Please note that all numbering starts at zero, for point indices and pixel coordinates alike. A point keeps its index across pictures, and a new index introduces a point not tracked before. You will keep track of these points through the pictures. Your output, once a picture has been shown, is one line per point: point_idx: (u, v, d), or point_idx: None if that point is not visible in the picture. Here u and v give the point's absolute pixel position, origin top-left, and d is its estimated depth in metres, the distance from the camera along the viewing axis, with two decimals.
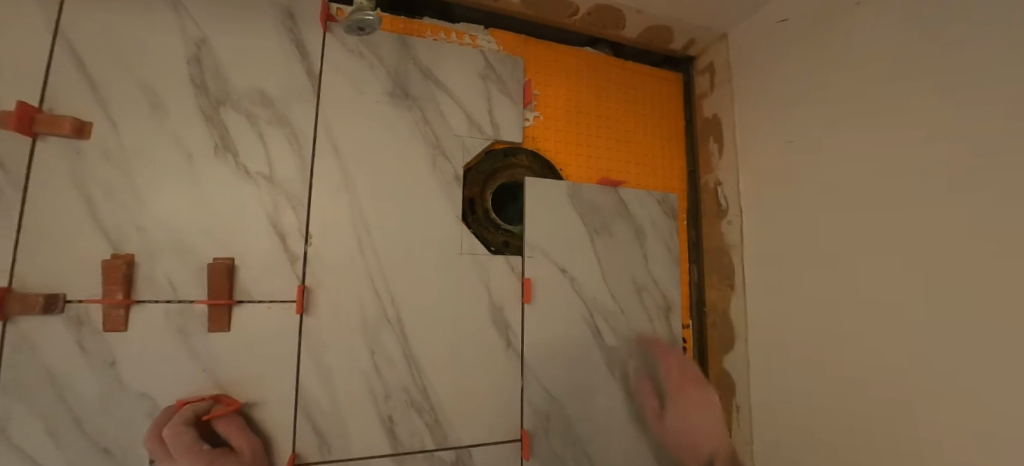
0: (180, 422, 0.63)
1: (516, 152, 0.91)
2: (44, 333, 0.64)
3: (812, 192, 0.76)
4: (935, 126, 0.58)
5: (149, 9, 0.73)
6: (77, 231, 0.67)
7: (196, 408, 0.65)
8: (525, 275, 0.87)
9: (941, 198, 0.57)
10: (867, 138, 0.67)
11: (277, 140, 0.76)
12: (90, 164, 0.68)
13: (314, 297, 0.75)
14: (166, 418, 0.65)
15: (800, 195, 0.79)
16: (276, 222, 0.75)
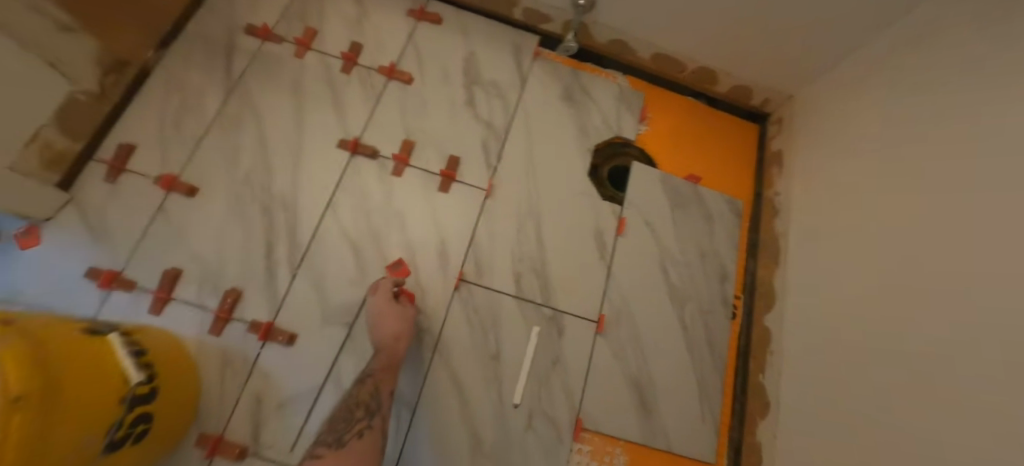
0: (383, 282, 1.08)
1: (628, 146, 1.39)
2: (366, 167, 1.22)
3: (838, 183, 1.13)
4: (903, 125, 0.96)
5: (453, 35, 1.41)
6: (393, 125, 1.28)
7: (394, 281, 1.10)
8: (621, 216, 1.29)
9: (905, 164, 0.93)
10: (870, 141, 1.05)
11: (497, 105, 1.34)
12: (407, 96, 1.31)
13: (496, 190, 1.25)
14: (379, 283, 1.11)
15: (830, 188, 1.15)
16: (485, 145, 1.29)
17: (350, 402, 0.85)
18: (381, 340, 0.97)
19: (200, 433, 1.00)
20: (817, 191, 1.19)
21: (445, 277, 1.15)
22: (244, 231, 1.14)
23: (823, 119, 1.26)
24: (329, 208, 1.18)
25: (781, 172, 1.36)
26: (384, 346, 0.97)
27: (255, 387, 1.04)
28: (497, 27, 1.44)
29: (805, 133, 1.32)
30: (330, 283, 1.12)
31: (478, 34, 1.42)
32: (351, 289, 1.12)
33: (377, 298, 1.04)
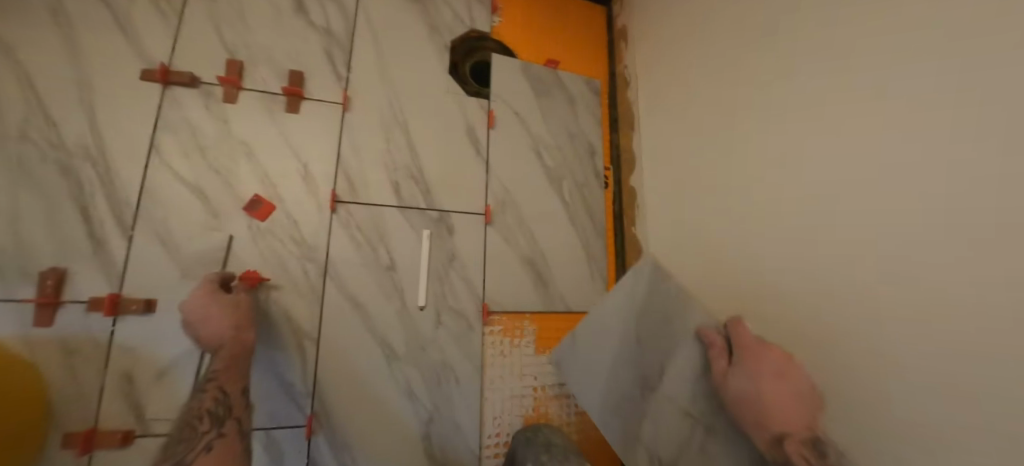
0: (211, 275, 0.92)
1: (485, 39, 1.36)
2: (187, 98, 1.04)
3: (680, 48, 1.28)
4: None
5: None
6: (208, 44, 1.08)
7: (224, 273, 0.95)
8: (489, 110, 1.29)
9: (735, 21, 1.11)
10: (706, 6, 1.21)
11: (332, 8, 1.20)
12: (218, 7, 1.11)
13: (353, 101, 1.16)
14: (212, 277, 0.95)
15: (674, 53, 1.31)
16: (330, 55, 1.17)
17: (188, 416, 0.76)
18: (220, 337, 0.84)
19: (65, 432, 0.87)
20: (659, 70, 1.36)
21: (319, 203, 1.08)
22: (42, 199, 0.92)
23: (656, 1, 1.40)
24: (153, 153, 1.00)
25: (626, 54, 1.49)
26: (226, 341, 0.84)
27: (122, 365, 0.92)
28: None
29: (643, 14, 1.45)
30: (182, 235, 0.98)
31: None
32: (209, 235, 1.00)
33: (197, 295, 0.88)
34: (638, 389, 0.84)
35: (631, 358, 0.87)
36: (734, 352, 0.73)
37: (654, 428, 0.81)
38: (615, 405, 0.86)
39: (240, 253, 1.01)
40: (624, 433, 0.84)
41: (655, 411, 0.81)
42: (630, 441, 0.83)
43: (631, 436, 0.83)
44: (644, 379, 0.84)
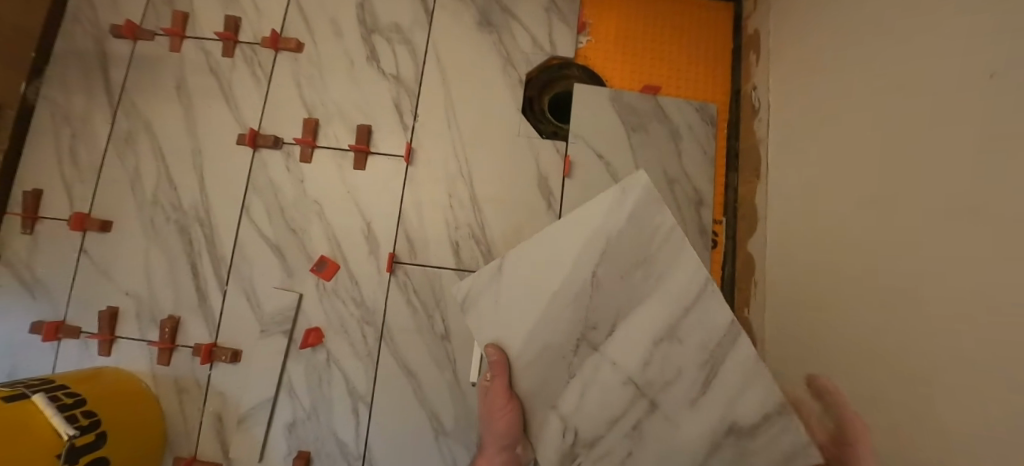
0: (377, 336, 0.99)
1: (568, 66, 1.17)
2: (271, 159, 1.11)
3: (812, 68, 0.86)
4: None
5: None
6: (291, 105, 1.13)
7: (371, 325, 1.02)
8: (566, 155, 1.10)
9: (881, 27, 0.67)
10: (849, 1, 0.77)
11: (403, 53, 1.15)
12: (301, 66, 1.14)
13: (417, 154, 1.10)
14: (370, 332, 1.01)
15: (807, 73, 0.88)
16: (397, 104, 1.12)
17: None
18: None
19: (176, 456, 1.03)
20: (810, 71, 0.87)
21: (379, 263, 1.06)
22: (166, 255, 1.09)
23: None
24: (243, 212, 1.09)
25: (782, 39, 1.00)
26: None
27: (214, 406, 1.04)
28: None
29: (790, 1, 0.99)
30: (261, 291, 1.06)
31: None
32: (282, 294, 1.05)
33: None
34: (571, 343, 0.65)
35: (577, 313, 0.65)
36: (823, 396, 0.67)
37: (578, 398, 0.66)
38: (542, 355, 0.68)
39: (308, 312, 1.05)
40: (533, 390, 0.69)
41: (584, 382, 0.66)
42: (541, 400, 0.69)
43: (545, 392, 0.69)
44: (586, 329, 0.65)
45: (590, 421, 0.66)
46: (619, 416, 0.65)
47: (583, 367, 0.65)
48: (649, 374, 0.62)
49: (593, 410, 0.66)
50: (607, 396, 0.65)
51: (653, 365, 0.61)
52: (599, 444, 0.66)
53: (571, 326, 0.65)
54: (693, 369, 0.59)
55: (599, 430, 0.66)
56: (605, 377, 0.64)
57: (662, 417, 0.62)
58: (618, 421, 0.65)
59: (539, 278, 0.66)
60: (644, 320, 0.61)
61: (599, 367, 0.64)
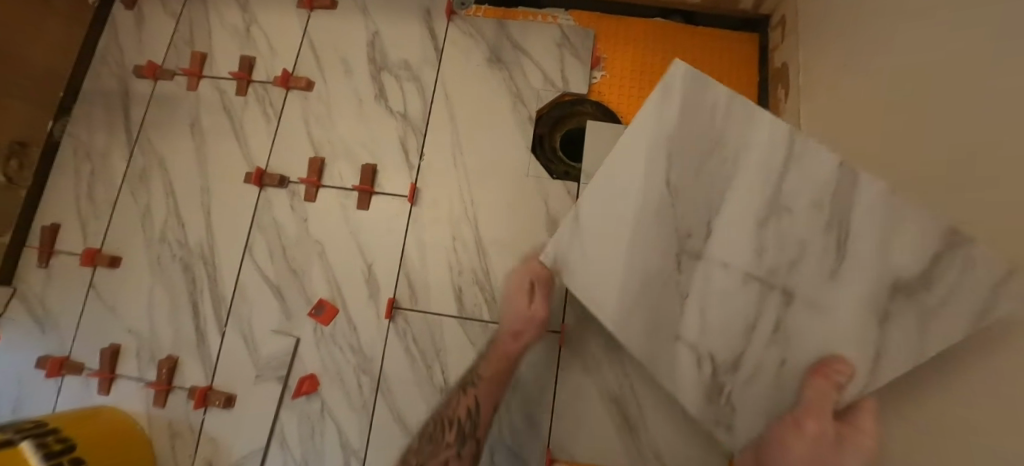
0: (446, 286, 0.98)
1: (581, 103, 1.11)
2: (276, 198, 1.09)
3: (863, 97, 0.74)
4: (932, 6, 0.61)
5: (352, 19, 1.20)
6: (298, 142, 1.12)
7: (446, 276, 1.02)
8: (576, 197, 1.04)
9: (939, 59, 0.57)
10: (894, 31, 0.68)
11: (411, 90, 1.13)
12: (311, 104, 1.14)
13: (421, 195, 1.06)
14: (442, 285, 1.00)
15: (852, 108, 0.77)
16: (404, 142, 1.09)
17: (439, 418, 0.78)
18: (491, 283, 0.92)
19: None
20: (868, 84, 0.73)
21: (379, 309, 1.02)
22: (169, 293, 1.08)
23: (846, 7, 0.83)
24: (246, 251, 1.08)
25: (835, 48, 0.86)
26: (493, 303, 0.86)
27: (205, 454, 1.00)
28: None
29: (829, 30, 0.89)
30: (259, 334, 1.03)
31: (379, 8, 1.20)
32: (280, 338, 1.02)
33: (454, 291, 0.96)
34: (672, 258, 0.67)
35: (666, 222, 0.66)
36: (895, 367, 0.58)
37: (703, 311, 0.67)
38: (655, 291, 0.68)
39: (305, 358, 1.01)
40: (650, 327, 0.69)
41: (698, 254, 0.66)
42: (663, 334, 0.69)
43: (665, 323, 0.68)
44: (682, 239, 0.66)
45: (726, 342, 0.67)
46: (750, 332, 0.65)
47: (695, 278, 0.67)
48: (768, 264, 0.63)
49: (720, 328, 0.67)
50: (730, 297, 0.66)
51: (769, 251, 0.63)
52: (744, 361, 0.66)
53: (672, 238, 0.66)
54: (815, 248, 0.60)
55: (733, 350, 0.66)
56: (722, 278, 0.66)
57: (788, 318, 0.63)
58: (750, 330, 0.65)
59: (614, 210, 0.66)
60: (744, 203, 0.63)
61: (713, 278, 0.66)
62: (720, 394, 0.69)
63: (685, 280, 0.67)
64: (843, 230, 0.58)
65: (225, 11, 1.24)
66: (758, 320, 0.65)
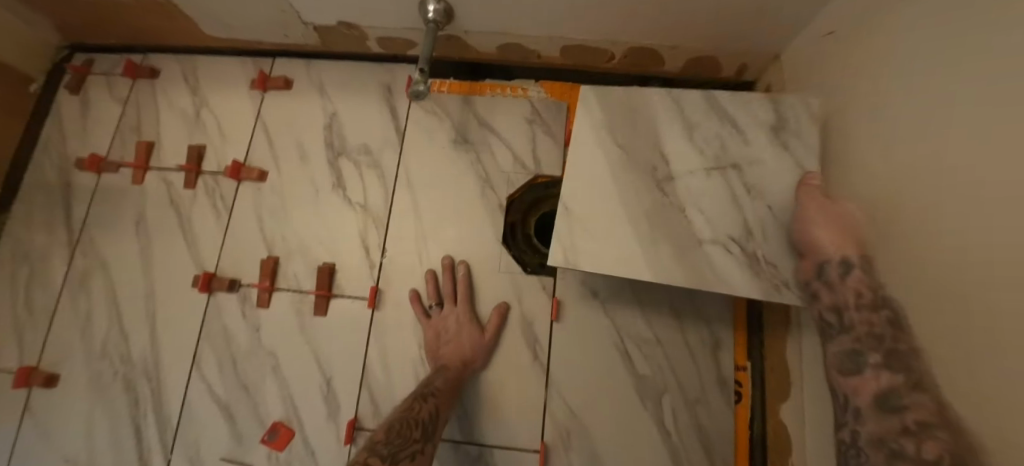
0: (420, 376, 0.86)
1: (557, 184, 1.01)
2: (227, 303, 1.00)
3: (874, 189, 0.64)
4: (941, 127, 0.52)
5: (307, 99, 1.11)
6: (249, 239, 1.03)
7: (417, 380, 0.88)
8: (554, 295, 0.95)
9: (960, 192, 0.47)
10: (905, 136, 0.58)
11: (371, 177, 1.04)
12: (263, 195, 1.05)
13: (383, 296, 0.97)
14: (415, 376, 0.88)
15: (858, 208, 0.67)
16: (364, 236, 1.00)
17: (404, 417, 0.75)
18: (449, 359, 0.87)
19: None
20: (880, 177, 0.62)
21: (339, 430, 0.91)
22: (110, 415, 0.98)
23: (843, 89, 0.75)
24: (194, 364, 0.98)
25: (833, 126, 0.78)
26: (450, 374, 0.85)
27: None
28: (358, 69, 1.12)
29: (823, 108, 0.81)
30: (206, 462, 0.93)
31: (336, 86, 1.11)
32: None
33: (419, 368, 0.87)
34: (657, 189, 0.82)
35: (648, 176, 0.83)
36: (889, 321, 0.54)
37: (693, 201, 0.81)
38: (653, 218, 0.80)
39: None
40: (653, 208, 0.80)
41: (653, 114, 0.87)
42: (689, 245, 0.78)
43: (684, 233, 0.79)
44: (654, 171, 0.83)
45: (728, 217, 0.79)
46: (733, 189, 0.81)
47: (679, 195, 0.81)
48: (711, 156, 0.83)
49: (719, 215, 0.79)
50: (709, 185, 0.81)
51: (706, 148, 0.83)
52: (751, 227, 0.78)
53: (655, 162, 0.84)
54: (732, 141, 0.83)
55: (735, 196, 0.80)
56: (678, 158, 0.84)
57: (768, 143, 0.81)
58: (701, 166, 0.83)
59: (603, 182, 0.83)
60: (694, 103, 0.87)
61: (688, 183, 0.82)
62: (759, 260, 0.76)
63: (642, 128, 0.86)
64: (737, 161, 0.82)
65: (174, 95, 1.16)
66: (715, 158, 0.83)
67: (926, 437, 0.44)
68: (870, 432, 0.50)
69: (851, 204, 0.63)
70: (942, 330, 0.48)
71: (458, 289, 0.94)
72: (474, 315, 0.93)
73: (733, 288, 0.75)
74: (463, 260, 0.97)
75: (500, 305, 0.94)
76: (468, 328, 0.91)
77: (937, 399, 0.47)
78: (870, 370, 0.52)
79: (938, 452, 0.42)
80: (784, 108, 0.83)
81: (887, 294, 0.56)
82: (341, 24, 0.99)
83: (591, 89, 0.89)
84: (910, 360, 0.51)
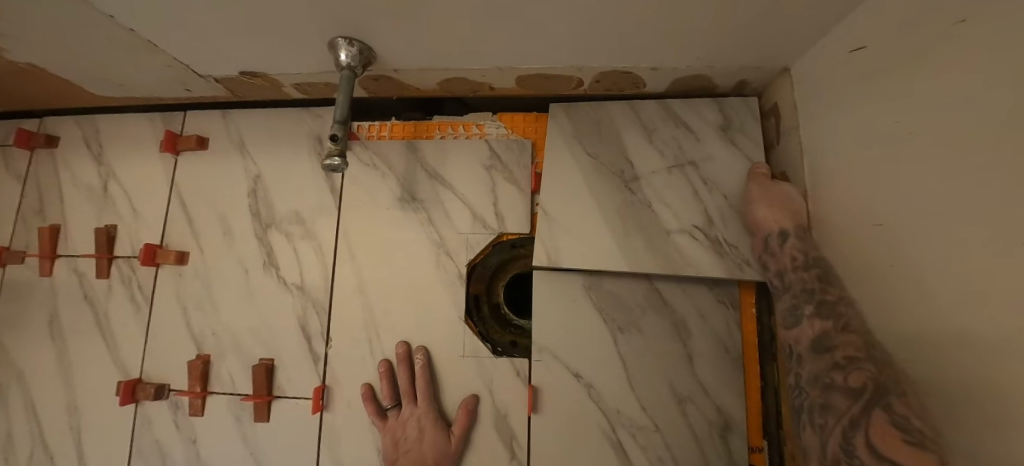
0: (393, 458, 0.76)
1: (524, 243, 0.87)
2: (157, 413, 0.87)
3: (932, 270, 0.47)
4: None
5: (227, 160, 0.95)
6: (176, 334, 0.89)
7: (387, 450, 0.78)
8: (529, 382, 0.80)
9: None
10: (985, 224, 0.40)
11: (307, 251, 0.89)
12: (185, 281, 0.91)
13: (332, 395, 0.83)
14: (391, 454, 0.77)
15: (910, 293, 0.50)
16: (304, 324, 0.86)
17: None
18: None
19: None
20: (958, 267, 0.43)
21: None
22: None
23: (873, 126, 0.57)
24: None
25: (858, 173, 0.60)
26: None
27: None
28: (282, 119, 0.94)
29: (844, 146, 0.63)
30: None
31: (256, 141, 0.94)
32: None
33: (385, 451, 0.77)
34: (625, 188, 0.83)
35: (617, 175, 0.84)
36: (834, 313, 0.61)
37: (658, 196, 0.83)
38: (622, 213, 0.82)
39: None
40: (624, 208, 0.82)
41: (613, 118, 0.87)
42: (656, 234, 0.81)
43: (652, 226, 0.81)
44: (623, 175, 0.84)
45: (691, 208, 0.81)
46: (693, 185, 0.83)
47: (647, 192, 0.83)
48: (672, 156, 0.84)
49: (683, 206, 0.81)
50: (670, 183, 0.83)
51: (667, 150, 0.85)
52: (711, 214, 0.81)
53: (622, 164, 0.85)
54: (687, 140, 0.85)
55: (697, 191, 0.82)
56: (643, 158, 0.85)
57: (719, 139, 0.84)
58: (663, 164, 0.84)
59: (576, 186, 0.84)
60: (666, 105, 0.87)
61: (655, 183, 0.83)
62: (722, 244, 0.79)
63: (606, 132, 0.86)
64: (693, 155, 0.84)
65: (77, 167, 1.00)
66: (674, 156, 0.84)
67: (854, 371, 0.55)
68: (813, 373, 0.60)
69: (790, 188, 0.73)
70: (874, 290, 0.56)
71: (417, 383, 0.80)
72: (438, 413, 0.79)
73: (703, 271, 0.78)
74: (422, 345, 0.83)
75: (468, 399, 0.79)
76: (430, 433, 0.77)
77: (861, 338, 0.56)
78: (809, 320, 0.63)
79: (861, 381, 0.53)
80: (727, 107, 0.85)
81: (819, 255, 0.66)
82: (245, 74, 0.82)
83: (558, 106, 0.89)
84: (836, 310, 0.60)
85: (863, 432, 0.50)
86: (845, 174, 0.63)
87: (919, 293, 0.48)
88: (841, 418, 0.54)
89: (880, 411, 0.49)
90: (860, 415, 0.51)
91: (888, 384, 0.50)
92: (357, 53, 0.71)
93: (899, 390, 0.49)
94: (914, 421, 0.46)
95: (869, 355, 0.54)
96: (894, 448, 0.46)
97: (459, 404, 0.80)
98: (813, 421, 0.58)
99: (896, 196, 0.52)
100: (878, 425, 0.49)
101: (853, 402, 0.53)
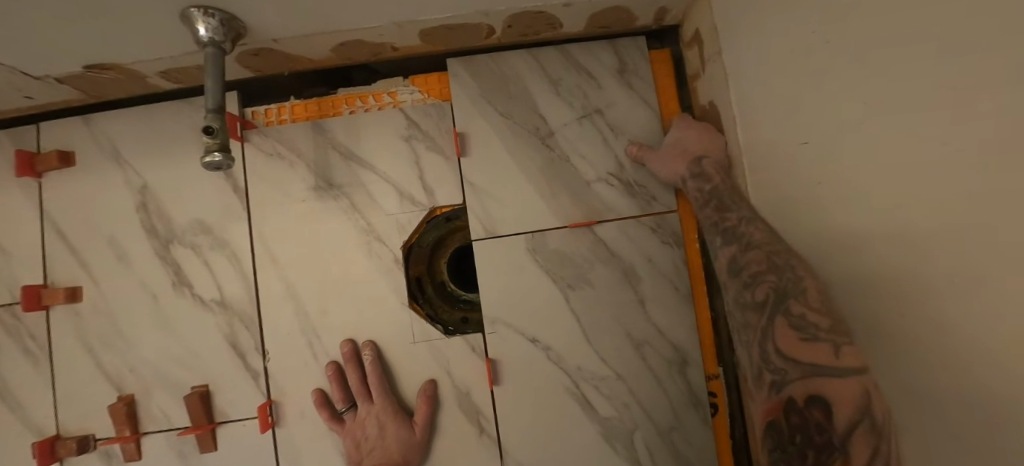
0: (352, 448, 0.73)
1: (459, 214, 0.82)
2: None
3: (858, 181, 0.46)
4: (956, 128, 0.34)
5: (103, 174, 0.81)
6: (89, 379, 0.79)
7: (346, 443, 0.74)
8: (487, 356, 0.77)
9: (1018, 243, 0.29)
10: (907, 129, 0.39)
11: (221, 262, 0.80)
12: (86, 320, 0.80)
13: (281, 409, 0.77)
14: (351, 449, 0.73)
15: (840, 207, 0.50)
16: (234, 341, 0.78)
17: None
18: (367, 461, 0.72)
19: None
20: None
21: None
22: None
23: (794, 36, 0.53)
24: None
25: (782, 90, 0.57)
26: None
27: None
28: (158, 117, 0.81)
29: (766, 62, 0.59)
30: None
31: (134, 148, 0.81)
32: None
33: (347, 449, 0.74)
34: (543, 146, 0.80)
35: (534, 131, 0.80)
36: (745, 233, 0.62)
37: (573, 147, 0.80)
38: (552, 168, 0.79)
39: None
40: (549, 162, 0.79)
41: (521, 68, 0.81)
42: (580, 185, 0.79)
43: (574, 177, 0.79)
44: (537, 130, 0.80)
45: (605, 150, 0.80)
46: (602, 132, 0.81)
47: (565, 145, 0.80)
48: (581, 105, 0.81)
49: (598, 154, 0.80)
50: (585, 132, 0.80)
51: (574, 98, 0.81)
52: (624, 159, 0.80)
53: (534, 120, 0.80)
54: (589, 86, 0.81)
55: (606, 138, 0.81)
56: (556, 109, 0.80)
57: (620, 79, 0.82)
58: (572, 115, 0.80)
59: (502, 145, 0.79)
60: (584, 48, 0.82)
61: (570, 133, 0.80)
62: (635, 184, 0.80)
63: (513, 89, 0.80)
64: (599, 104, 0.81)
65: None
66: (581, 105, 0.81)
67: (759, 285, 0.55)
68: (731, 296, 0.60)
69: (689, 133, 0.75)
70: (789, 205, 0.60)
71: (369, 380, 0.75)
72: (397, 406, 0.75)
73: (623, 214, 0.80)
74: (369, 340, 0.78)
75: (426, 385, 0.76)
76: (392, 428, 0.73)
77: (762, 253, 0.58)
78: (719, 251, 0.65)
79: (766, 292, 0.54)
80: (621, 47, 0.83)
81: (716, 189, 0.69)
82: (91, 68, 0.69)
83: (456, 61, 0.81)
84: (738, 233, 0.63)
85: (770, 339, 0.50)
86: (772, 93, 0.60)
87: (827, 242, 0.53)
88: (753, 332, 0.54)
89: (782, 317, 0.50)
90: (768, 325, 0.52)
91: (790, 289, 0.51)
92: (223, 26, 0.59)
93: (799, 292, 0.51)
94: (809, 317, 0.48)
95: (770, 267, 0.55)
96: (796, 347, 0.47)
97: (418, 392, 0.77)
98: (741, 343, 0.57)
99: (819, 113, 0.51)
100: (783, 331, 0.49)
101: (761, 314, 0.53)
